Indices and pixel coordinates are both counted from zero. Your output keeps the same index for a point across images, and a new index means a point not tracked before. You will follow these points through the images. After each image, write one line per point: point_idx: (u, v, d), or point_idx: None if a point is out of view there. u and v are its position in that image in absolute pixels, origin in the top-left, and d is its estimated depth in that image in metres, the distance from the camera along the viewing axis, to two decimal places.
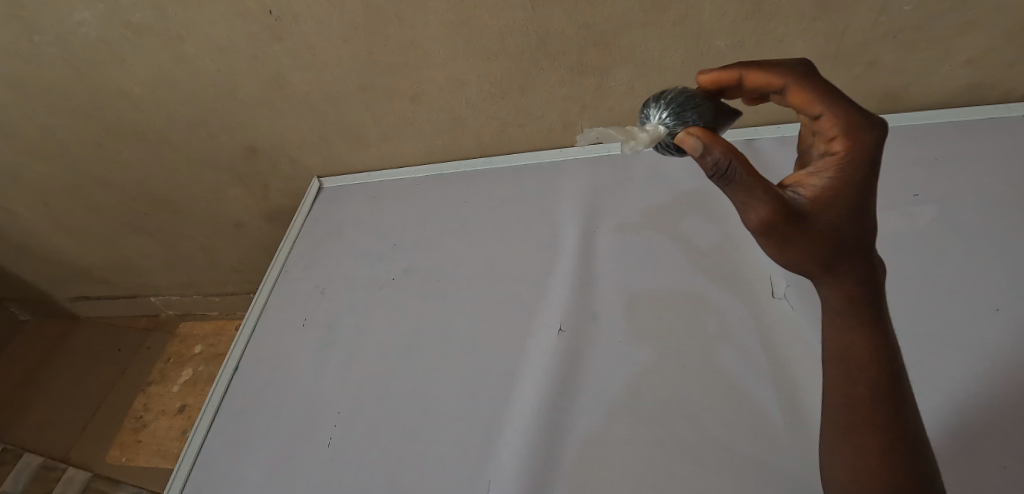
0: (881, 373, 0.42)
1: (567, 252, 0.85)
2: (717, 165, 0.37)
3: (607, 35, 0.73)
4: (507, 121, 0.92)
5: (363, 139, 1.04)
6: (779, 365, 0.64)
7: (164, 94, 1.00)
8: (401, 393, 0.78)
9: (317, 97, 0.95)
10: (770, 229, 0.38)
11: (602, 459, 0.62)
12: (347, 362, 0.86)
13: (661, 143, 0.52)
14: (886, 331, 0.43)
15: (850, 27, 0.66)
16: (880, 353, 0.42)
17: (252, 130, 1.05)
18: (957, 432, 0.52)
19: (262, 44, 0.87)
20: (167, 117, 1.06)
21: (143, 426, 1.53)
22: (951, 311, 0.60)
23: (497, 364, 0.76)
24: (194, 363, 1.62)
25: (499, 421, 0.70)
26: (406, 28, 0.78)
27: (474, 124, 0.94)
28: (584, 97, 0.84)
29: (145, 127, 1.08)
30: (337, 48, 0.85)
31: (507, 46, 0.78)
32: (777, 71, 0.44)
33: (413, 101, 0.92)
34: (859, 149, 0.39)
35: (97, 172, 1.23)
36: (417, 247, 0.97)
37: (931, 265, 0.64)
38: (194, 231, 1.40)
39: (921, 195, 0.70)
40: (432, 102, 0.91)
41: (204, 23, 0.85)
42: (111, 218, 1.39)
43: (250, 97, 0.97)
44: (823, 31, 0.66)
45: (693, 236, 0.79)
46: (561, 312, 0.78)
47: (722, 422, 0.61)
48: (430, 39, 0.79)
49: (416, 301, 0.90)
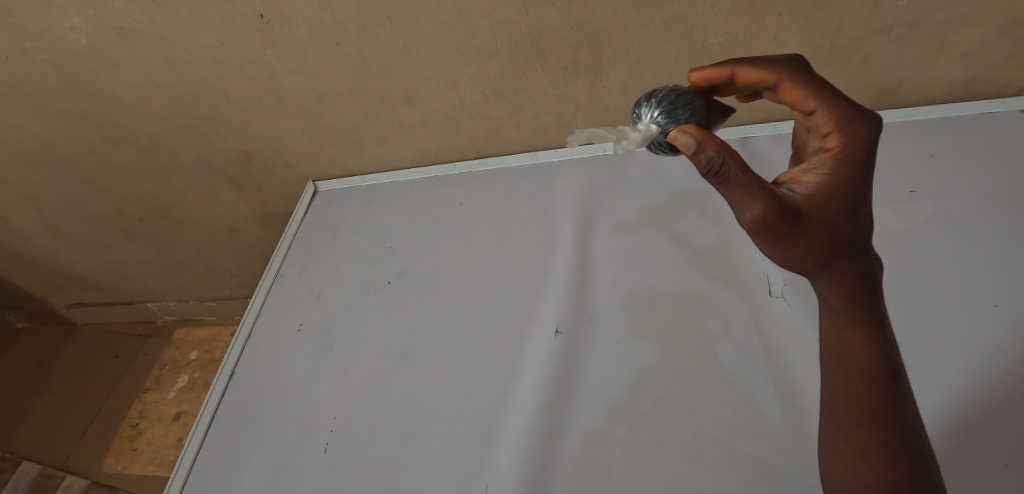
0: (871, 387, 0.37)
1: (562, 251, 0.73)
2: (711, 163, 0.33)
3: (658, 46, 0.64)
4: (524, 126, 0.80)
5: (358, 143, 0.89)
6: (769, 344, 0.57)
7: (167, 113, 0.88)
8: (405, 431, 0.63)
9: (321, 103, 0.82)
10: (765, 229, 0.33)
11: (604, 465, 0.53)
12: (347, 381, 0.72)
13: (655, 142, 0.45)
14: (892, 362, 0.37)
15: (894, 27, 0.58)
16: (873, 363, 0.36)
17: (264, 153, 0.94)
18: (967, 402, 0.47)
19: (267, 57, 0.76)
20: (163, 134, 0.92)
21: (140, 434, 1.27)
22: (979, 308, 0.53)
23: (494, 370, 0.65)
24: (189, 370, 1.34)
25: (498, 421, 0.60)
26: (428, 49, 0.70)
27: (504, 139, 0.83)
28: (608, 101, 0.72)
29: (153, 155, 0.97)
30: (345, 67, 0.75)
31: (544, 46, 0.66)
32: (770, 66, 0.38)
33: (437, 118, 0.81)
34: (853, 144, 0.34)
35: (79, 190, 1.08)
36: (415, 249, 0.83)
37: (951, 254, 0.57)
38: (189, 253, 1.25)
39: (919, 191, 0.62)
40: (459, 129, 0.83)
41: (212, 41, 0.74)
42: (109, 246, 1.26)
43: (266, 125, 0.87)
44: (878, 75, 0.64)
45: (690, 237, 0.69)
46: (557, 312, 0.67)
47: (730, 419, 0.53)
48: (459, 60, 0.70)
49: (413, 304, 0.77)
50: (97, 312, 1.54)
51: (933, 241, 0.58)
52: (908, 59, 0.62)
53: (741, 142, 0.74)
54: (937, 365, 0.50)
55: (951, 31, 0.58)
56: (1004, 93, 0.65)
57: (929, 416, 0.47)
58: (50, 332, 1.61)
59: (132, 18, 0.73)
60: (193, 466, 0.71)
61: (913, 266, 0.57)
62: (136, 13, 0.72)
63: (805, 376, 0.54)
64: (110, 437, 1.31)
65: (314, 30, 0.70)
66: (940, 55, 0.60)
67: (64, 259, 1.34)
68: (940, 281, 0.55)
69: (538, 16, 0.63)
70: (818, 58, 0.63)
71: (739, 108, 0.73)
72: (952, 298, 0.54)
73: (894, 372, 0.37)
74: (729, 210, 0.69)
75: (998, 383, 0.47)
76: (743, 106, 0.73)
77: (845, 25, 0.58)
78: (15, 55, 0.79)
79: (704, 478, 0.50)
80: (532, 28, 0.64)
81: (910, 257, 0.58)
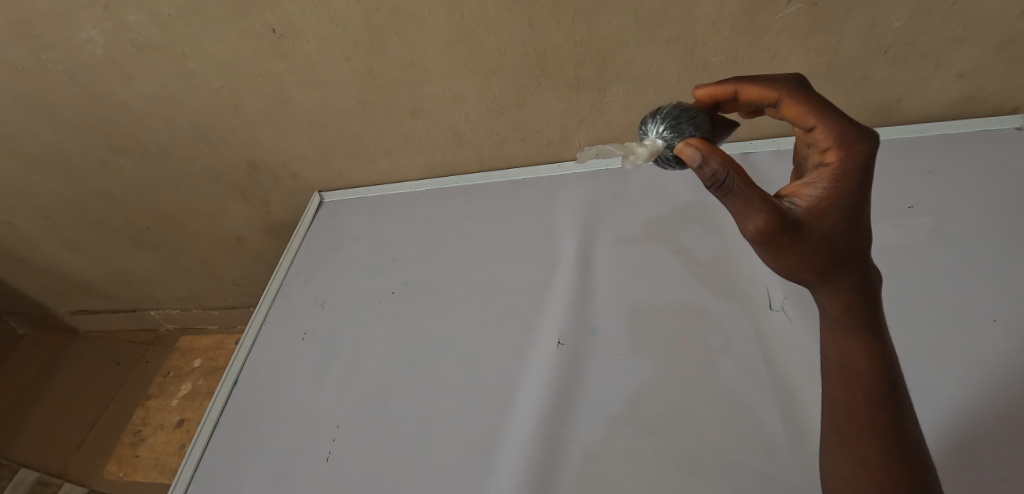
0: (873, 396, 0.37)
1: (565, 263, 0.74)
2: (715, 176, 0.34)
3: (658, 64, 0.65)
4: (529, 141, 0.81)
5: (364, 155, 0.91)
6: (770, 357, 0.57)
7: (177, 123, 0.89)
8: (408, 440, 0.64)
9: (329, 118, 0.83)
10: (767, 240, 0.34)
11: (607, 478, 0.53)
12: (349, 391, 0.72)
13: (661, 157, 0.46)
14: (892, 374, 0.37)
15: (892, 46, 0.59)
16: (874, 371, 0.37)
17: (272, 165, 0.95)
18: (971, 416, 0.47)
19: (277, 72, 0.78)
20: (172, 145, 0.94)
21: (142, 442, 1.29)
22: (977, 323, 0.53)
23: (497, 380, 0.65)
24: (192, 377, 1.38)
25: (500, 431, 0.60)
26: (435, 65, 0.71)
27: (508, 153, 0.85)
28: (610, 116, 0.73)
29: (163, 166, 0.99)
30: (353, 80, 0.76)
31: (548, 62, 0.68)
32: (771, 85, 0.40)
33: (441, 132, 0.82)
34: (852, 159, 0.35)
35: (88, 197, 1.09)
36: (421, 258, 0.84)
37: (951, 269, 0.57)
38: (194, 261, 1.26)
39: (917, 207, 0.63)
40: (465, 143, 0.84)
41: (225, 54, 0.76)
42: (116, 254, 1.27)
43: (275, 137, 0.89)
44: (876, 93, 0.65)
45: (692, 251, 0.69)
46: (560, 323, 0.67)
47: (731, 432, 0.53)
48: (464, 75, 0.72)
49: (416, 314, 0.77)
50: (101, 318, 1.54)
51: (933, 256, 0.59)
52: (906, 78, 0.63)
53: (742, 158, 0.75)
54: (937, 379, 0.50)
55: (948, 50, 0.58)
56: (1001, 111, 0.65)
57: (929, 430, 0.47)
58: (52, 339, 1.61)
59: (149, 34, 0.75)
60: (195, 472, 0.71)
61: (913, 281, 0.57)
62: (153, 29, 0.74)
63: (805, 390, 0.54)
64: (111, 444, 1.31)
65: (321, 45, 0.72)
66: (936, 74, 0.61)
67: (70, 266, 1.35)
68: (940, 297, 0.56)
69: (543, 33, 0.65)
70: (817, 77, 0.64)
71: (740, 124, 0.75)
72: (952, 313, 0.54)
73: (894, 384, 0.37)
74: (731, 224, 0.70)
75: (1001, 397, 0.47)
76: (744, 122, 0.74)
77: (843, 44, 0.60)
78: (32, 65, 0.81)
79: (705, 488, 0.50)
80: (537, 45, 0.66)
81: (909, 273, 0.58)
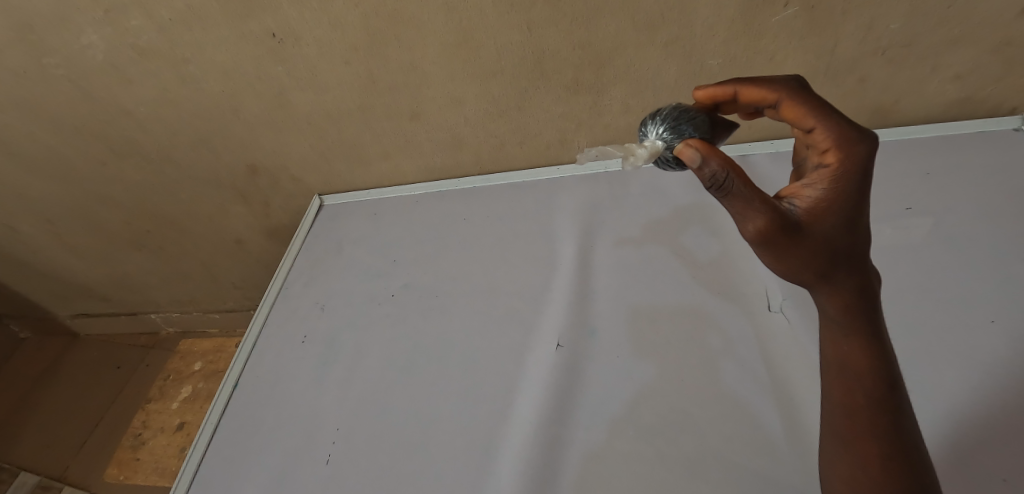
0: (876, 427, 0.29)
1: (563, 268, 0.59)
2: (714, 178, 0.27)
3: (643, 74, 0.53)
4: (484, 160, 0.70)
5: (287, 182, 0.78)
6: (771, 361, 0.46)
7: (100, 182, 0.82)
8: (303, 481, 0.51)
9: (259, 140, 0.71)
10: (769, 243, 0.28)
11: (606, 485, 0.42)
12: (291, 386, 0.60)
13: (661, 159, 0.37)
14: (905, 441, 0.29)
15: (884, 49, 0.48)
16: (867, 393, 0.29)
17: (215, 201, 0.83)
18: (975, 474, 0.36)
19: (193, 96, 0.66)
20: (99, 188, 0.83)
21: (142, 444, 1.04)
22: (975, 323, 0.43)
23: (421, 408, 0.53)
24: (193, 380, 1.11)
25: (456, 457, 0.48)
26: (345, 77, 0.60)
27: (449, 173, 0.73)
28: (556, 132, 0.62)
29: (94, 211, 0.88)
30: (256, 98, 0.65)
31: (478, 74, 0.57)
32: (771, 87, 0.32)
33: (370, 151, 0.71)
34: (852, 162, 0.28)
35: (23, 252, 1.03)
36: (345, 270, 0.70)
37: (955, 274, 0.46)
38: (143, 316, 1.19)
39: (915, 207, 0.51)
40: (417, 162, 0.72)
41: (126, 99, 0.68)
42: (70, 300, 1.18)
43: (205, 165, 0.76)
44: (870, 101, 0.54)
45: (691, 253, 0.56)
46: (558, 318, 0.55)
47: (730, 433, 0.42)
48: (382, 87, 0.61)
49: (367, 315, 0.64)
50: None
51: (932, 259, 0.48)
52: (902, 85, 0.52)
53: None
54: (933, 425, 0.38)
55: (945, 52, 0.48)
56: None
57: None
58: None
59: (44, 77, 0.65)
60: (197, 475, 0.56)
61: (914, 302, 0.45)
62: (52, 73, 0.65)
63: (810, 404, 0.42)
64: (112, 447, 1.06)
65: (234, 62, 0.61)
66: (932, 77, 0.50)
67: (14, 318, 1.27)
68: (938, 299, 0.45)
69: (467, 39, 0.54)
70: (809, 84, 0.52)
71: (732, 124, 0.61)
72: (948, 317, 0.44)
73: None
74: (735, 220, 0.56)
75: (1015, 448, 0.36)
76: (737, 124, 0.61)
77: (826, 48, 0.49)
78: None
79: None
80: (460, 52, 0.55)
81: (904, 274, 0.47)
